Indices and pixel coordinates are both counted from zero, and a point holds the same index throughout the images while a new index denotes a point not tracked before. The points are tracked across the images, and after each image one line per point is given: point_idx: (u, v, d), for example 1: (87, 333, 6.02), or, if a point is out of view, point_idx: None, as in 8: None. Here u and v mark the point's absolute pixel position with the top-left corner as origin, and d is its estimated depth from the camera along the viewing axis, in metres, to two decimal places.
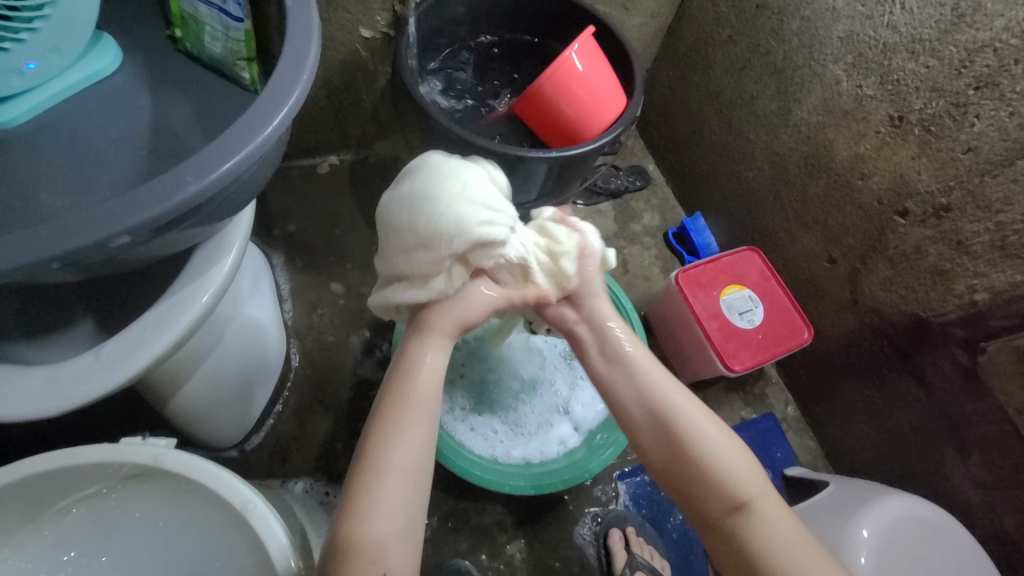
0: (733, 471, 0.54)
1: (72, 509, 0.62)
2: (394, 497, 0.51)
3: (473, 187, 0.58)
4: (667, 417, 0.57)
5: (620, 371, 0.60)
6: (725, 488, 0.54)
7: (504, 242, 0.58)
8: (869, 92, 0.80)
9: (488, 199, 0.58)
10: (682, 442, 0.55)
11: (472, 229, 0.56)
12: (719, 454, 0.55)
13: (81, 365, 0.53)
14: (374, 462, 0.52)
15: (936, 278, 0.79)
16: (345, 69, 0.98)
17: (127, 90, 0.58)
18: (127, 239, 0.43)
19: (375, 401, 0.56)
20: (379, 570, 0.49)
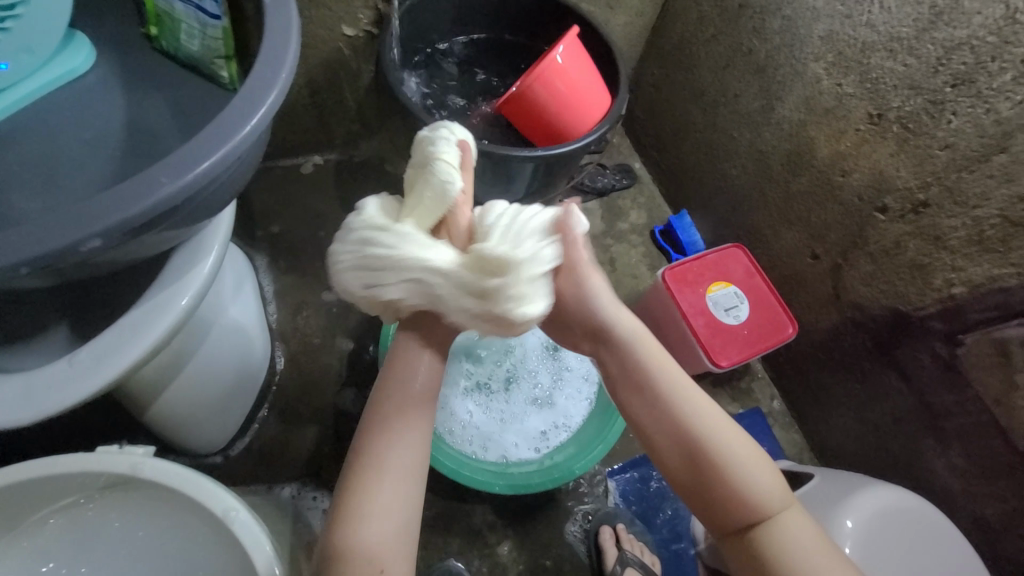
0: (759, 487, 0.54)
1: (49, 520, 0.60)
2: (386, 501, 0.50)
3: (358, 242, 0.53)
4: (693, 438, 0.55)
5: (641, 395, 0.57)
6: (754, 504, 0.54)
7: (399, 295, 0.52)
8: (848, 90, 0.82)
9: (378, 247, 0.52)
10: (714, 465, 0.54)
11: (357, 295, 0.53)
12: (750, 476, 0.54)
13: (55, 371, 0.52)
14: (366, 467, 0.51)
15: (915, 273, 0.81)
16: (328, 68, 0.97)
17: (101, 90, 0.57)
18: (100, 242, 0.41)
19: (368, 403, 0.55)
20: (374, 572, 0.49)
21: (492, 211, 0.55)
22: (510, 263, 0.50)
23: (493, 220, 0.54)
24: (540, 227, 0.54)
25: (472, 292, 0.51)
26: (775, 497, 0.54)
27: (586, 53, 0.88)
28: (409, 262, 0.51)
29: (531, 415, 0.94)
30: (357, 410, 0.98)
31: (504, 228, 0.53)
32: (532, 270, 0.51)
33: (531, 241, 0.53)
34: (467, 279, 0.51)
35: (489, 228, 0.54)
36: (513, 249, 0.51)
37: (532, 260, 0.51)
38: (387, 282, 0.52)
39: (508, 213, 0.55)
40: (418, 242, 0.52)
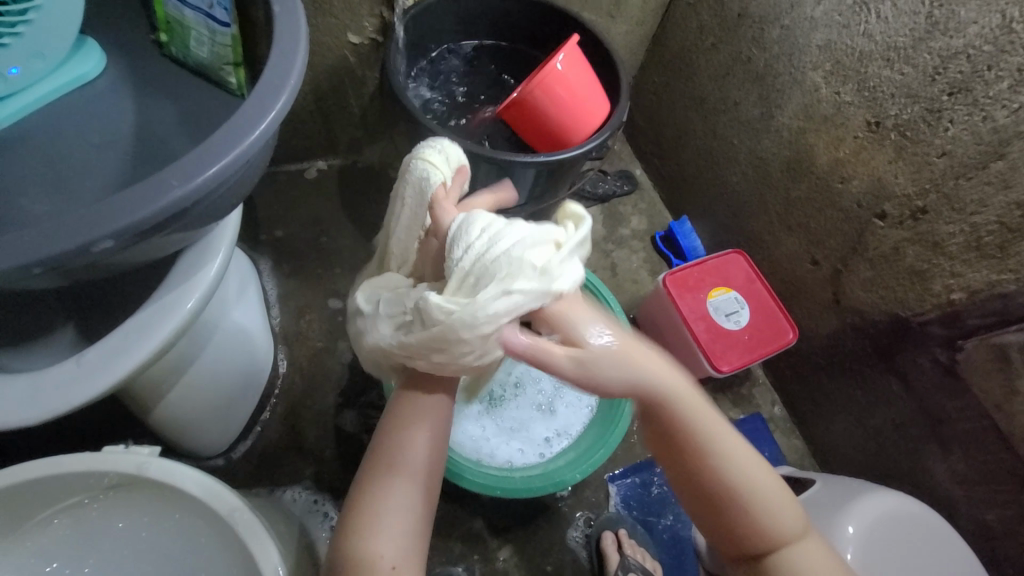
0: (786, 526, 0.50)
1: (53, 521, 0.61)
2: (398, 528, 0.52)
3: (363, 296, 0.60)
4: (729, 481, 0.48)
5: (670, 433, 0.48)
6: (779, 542, 0.50)
7: (379, 336, 0.56)
8: (846, 98, 0.83)
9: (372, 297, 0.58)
10: (746, 508, 0.49)
11: (362, 343, 0.59)
12: (781, 518, 0.50)
13: (62, 371, 0.52)
14: (376, 495, 0.52)
15: (914, 279, 0.81)
16: (333, 74, 0.98)
17: (111, 94, 0.58)
18: (111, 243, 0.42)
19: (375, 433, 0.57)
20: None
21: (459, 237, 0.50)
22: (450, 319, 0.47)
23: (458, 254, 0.50)
24: (501, 262, 0.47)
25: (426, 348, 0.50)
26: (784, 516, 0.50)
27: (585, 60, 0.89)
28: (388, 322, 0.55)
29: (536, 422, 0.94)
30: (358, 414, 0.98)
31: (459, 270, 0.49)
32: (476, 323, 0.46)
33: (486, 284, 0.47)
34: (419, 336, 0.50)
35: (451, 267, 0.50)
36: (456, 301, 0.47)
37: (476, 314, 0.46)
38: (373, 339, 0.56)
39: (472, 242, 0.49)
40: (397, 300, 0.56)
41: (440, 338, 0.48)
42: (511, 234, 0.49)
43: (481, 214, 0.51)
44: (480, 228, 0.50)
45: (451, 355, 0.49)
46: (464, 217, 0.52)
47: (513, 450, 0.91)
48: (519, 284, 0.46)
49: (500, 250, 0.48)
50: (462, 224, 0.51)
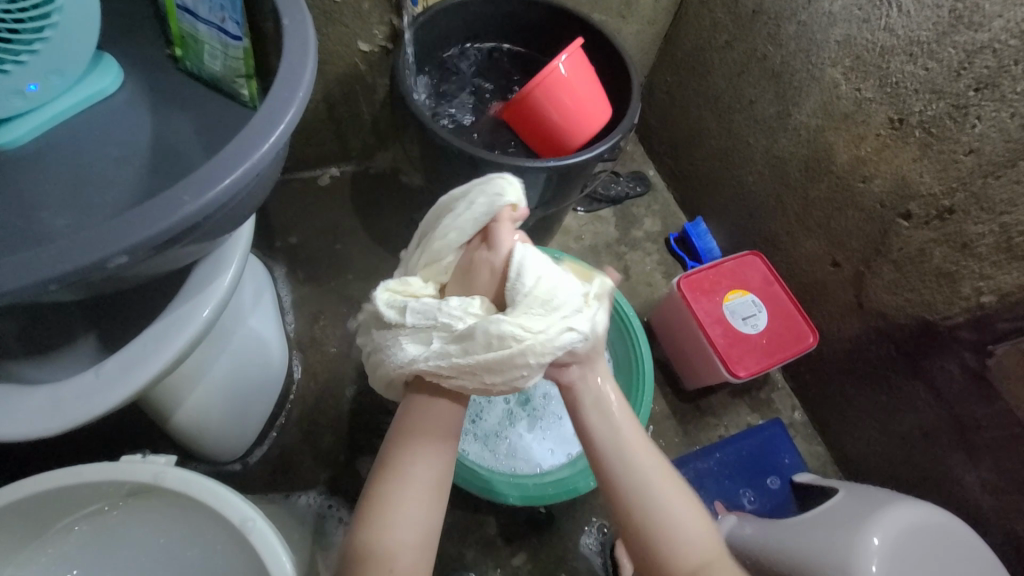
0: (695, 534, 0.55)
1: (74, 527, 0.62)
2: (401, 560, 0.52)
3: (396, 305, 0.57)
4: (646, 478, 0.56)
5: (606, 423, 0.58)
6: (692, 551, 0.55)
7: (423, 354, 0.55)
8: (868, 95, 0.80)
9: (412, 308, 0.56)
10: (660, 507, 0.55)
11: (393, 356, 0.56)
12: (689, 525, 0.55)
13: (82, 381, 0.53)
14: (376, 530, 0.52)
15: (941, 281, 0.78)
16: (344, 83, 0.99)
17: (129, 110, 0.59)
18: (125, 258, 0.43)
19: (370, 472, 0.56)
20: None
21: (525, 266, 0.55)
22: (524, 347, 0.52)
23: (525, 283, 0.54)
24: (566, 298, 0.55)
25: (482, 370, 0.53)
26: (692, 524, 0.56)
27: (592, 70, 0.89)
28: (429, 333, 0.55)
29: (555, 429, 0.93)
30: (371, 419, 0.98)
31: (529, 299, 0.54)
32: (543, 352, 0.53)
33: (555, 317, 0.54)
34: (479, 358, 0.53)
35: (515, 294, 0.54)
36: (531, 329, 0.53)
37: (548, 345, 0.53)
38: (410, 356, 0.55)
39: (541, 274, 0.55)
40: (439, 312, 0.55)
41: (505, 362, 0.53)
42: (571, 275, 0.57)
43: (538, 246, 0.57)
44: (545, 263, 0.56)
45: (508, 377, 0.54)
46: (523, 247, 0.57)
47: (541, 454, 0.91)
48: (583, 321, 0.55)
49: (566, 288, 0.55)
50: (524, 253, 0.56)
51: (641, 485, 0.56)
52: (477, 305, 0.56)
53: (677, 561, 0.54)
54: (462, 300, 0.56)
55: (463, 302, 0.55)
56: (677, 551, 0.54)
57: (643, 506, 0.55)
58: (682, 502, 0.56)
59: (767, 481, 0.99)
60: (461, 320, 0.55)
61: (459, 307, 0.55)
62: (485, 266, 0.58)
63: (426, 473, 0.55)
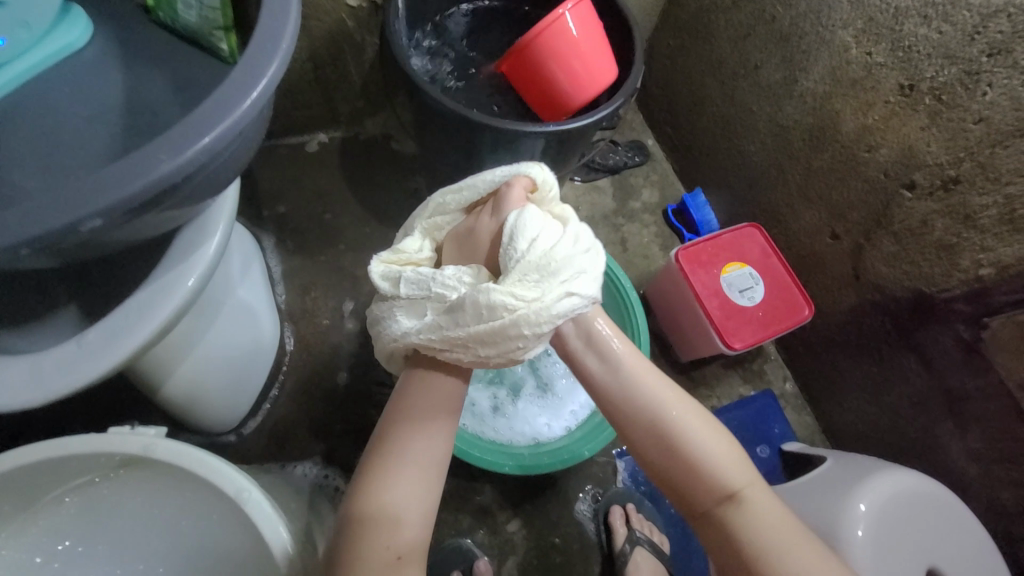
0: (712, 458, 0.55)
1: (65, 499, 0.61)
2: (401, 536, 0.51)
3: (393, 278, 0.58)
4: (653, 412, 0.57)
5: (607, 368, 0.59)
6: (712, 477, 0.54)
7: (415, 326, 0.54)
8: (879, 59, 0.77)
9: (406, 280, 0.56)
10: (670, 436, 0.56)
11: (388, 328, 0.56)
12: (705, 450, 0.55)
13: (63, 353, 0.51)
14: (376, 507, 0.52)
15: (941, 253, 0.77)
16: (332, 42, 0.93)
17: (101, 66, 0.55)
18: (100, 221, 0.40)
19: (364, 452, 0.56)
20: (394, 553, 0.51)
21: (518, 231, 0.53)
22: (516, 316, 0.49)
23: (520, 248, 0.52)
24: (564, 262, 0.52)
25: (475, 342, 0.51)
26: (708, 449, 0.55)
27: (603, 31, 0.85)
28: (422, 305, 0.55)
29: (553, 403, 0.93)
30: (365, 390, 0.98)
31: (523, 266, 0.51)
32: (538, 322, 0.50)
33: (550, 283, 0.51)
34: (470, 330, 0.51)
35: (508, 260, 0.52)
36: (523, 298, 0.50)
37: (543, 313, 0.50)
38: (404, 328, 0.55)
39: (536, 239, 0.52)
40: (432, 282, 0.54)
41: (498, 333, 0.50)
42: (568, 238, 0.54)
43: (535, 210, 0.55)
44: (540, 226, 0.53)
45: (503, 348, 0.51)
46: (519, 212, 0.55)
47: (536, 426, 0.91)
48: (579, 286, 0.51)
49: (562, 251, 0.52)
50: (519, 217, 0.54)
51: (655, 417, 0.57)
52: (469, 273, 0.54)
53: (698, 487, 0.54)
54: (455, 269, 0.54)
55: (455, 271, 0.54)
56: (696, 477, 0.55)
57: (660, 438, 0.56)
58: (701, 428, 0.56)
59: (757, 450, 1.02)
60: (454, 289, 0.53)
61: (452, 276, 0.54)
62: (484, 235, 0.58)
63: (429, 452, 0.55)
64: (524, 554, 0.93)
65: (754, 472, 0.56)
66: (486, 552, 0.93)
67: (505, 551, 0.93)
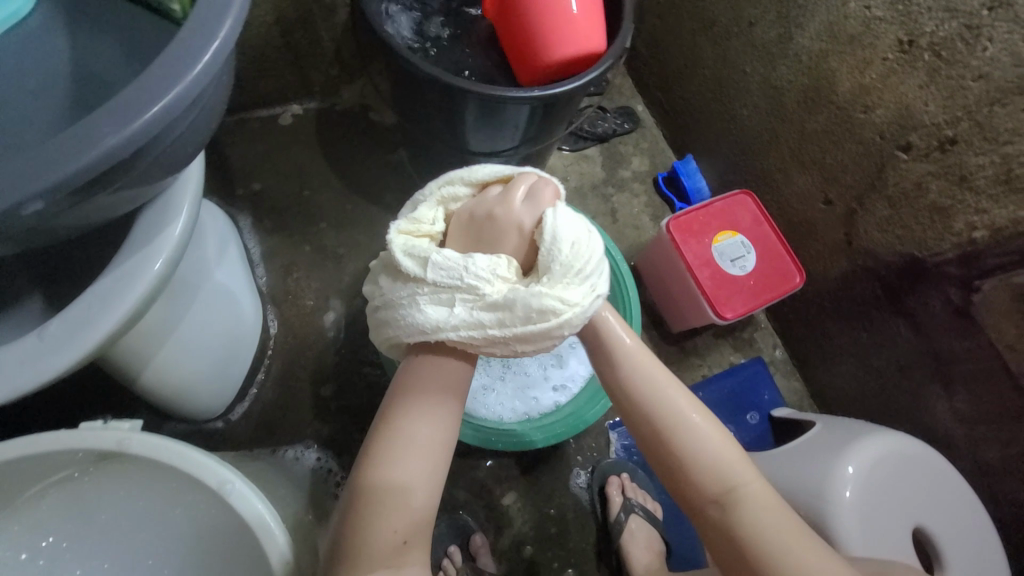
0: (718, 463, 0.54)
1: (46, 494, 0.60)
2: (404, 519, 0.51)
3: (418, 262, 0.53)
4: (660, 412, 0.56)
5: (614, 364, 0.58)
6: (717, 479, 0.54)
7: (450, 319, 0.50)
8: (877, 13, 0.73)
9: (437, 267, 0.51)
10: (677, 439, 0.55)
11: (415, 317, 0.52)
12: (712, 454, 0.55)
13: (24, 347, 0.48)
14: (379, 491, 0.51)
15: (934, 216, 0.76)
16: (298, 4, 0.87)
17: (43, 34, 0.50)
18: (43, 204, 0.36)
19: (366, 435, 0.55)
20: (399, 537, 0.50)
21: (559, 231, 0.52)
22: (563, 319, 0.50)
23: (562, 249, 0.52)
24: (600, 266, 0.53)
25: (517, 341, 0.51)
26: (714, 452, 0.55)
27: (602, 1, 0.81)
28: (452, 295, 0.51)
29: (552, 375, 0.92)
30: (355, 371, 0.96)
31: (566, 267, 0.51)
32: (579, 324, 0.52)
33: (588, 285, 0.52)
34: (517, 330, 0.50)
35: (550, 260, 0.52)
36: (570, 302, 0.50)
37: (585, 316, 0.52)
38: (436, 320, 0.51)
39: (576, 241, 0.52)
40: (466, 272, 0.51)
41: (543, 334, 0.50)
42: (600, 243, 0.54)
43: (569, 209, 0.55)
44: (578, 227, 0.53)
45: (542, 346, 0.52)
46: (554, 210, 0.54)
47: (527, 402, 0.91)
48: (609, 287, 0.54)
49: (599, 254, 0.53)
50: (557, 215, 0.53)
51: (661, 413, 0.56)
52: (506, 267, 0.52)
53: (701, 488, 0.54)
54: (493, 263, 0.51)
55: (492, 264, 0.51)
56: (702, 477, 0.54)
57: (668, 439, 0.55)
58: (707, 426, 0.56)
59: (747, 417, 1.03)
60: (489, 283, 0.51)
61: (488, 269, 0.51)
62: (513, 226, 0.55)
63: (429, 432, 0.53)
64: (519, 525, 0.94)
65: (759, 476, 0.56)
66: (482, 525, 0.94)
67: (502, 523, 0.94)
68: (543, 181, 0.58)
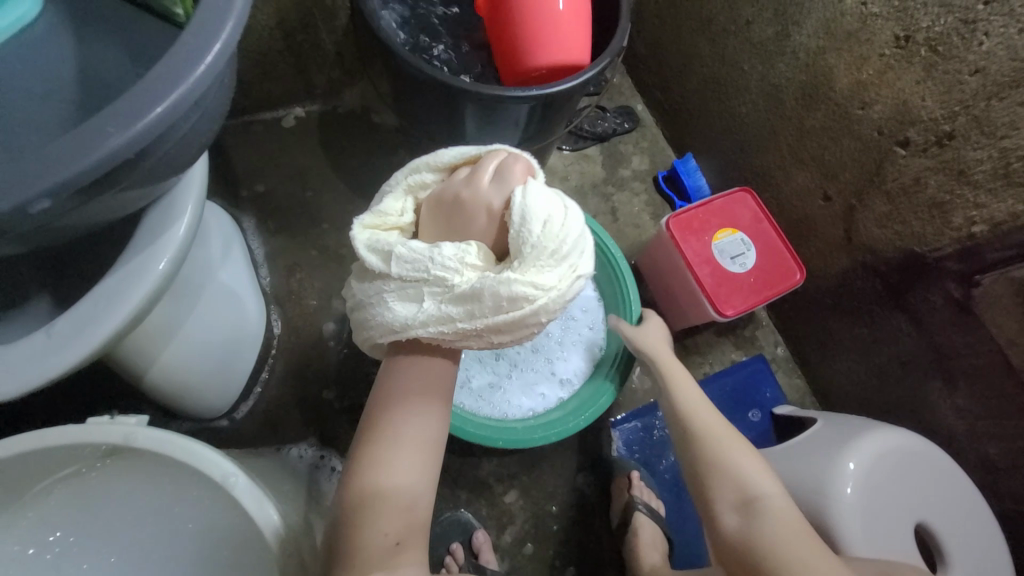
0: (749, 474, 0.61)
1: (53, 491, 0.61)
2: (396, 519, 0.51)
3: (385, 260, 0.53)
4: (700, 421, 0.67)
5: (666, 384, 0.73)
6: (742, 485, 0.61)
7: (421, 316, 0.51)
8: (873, 9, 0.74)
9: (404, 262, 0.52)
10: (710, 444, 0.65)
11: (386, 315, 0.53)
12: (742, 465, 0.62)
13: (33, 344, 0.49)
14: (371, 493, 0.52)
15: (933, 211, 0.76)
16: (300, 8, 0.88)
17: (49, 37, 0.51)
18: (49, 202, 0.37)
19: (354, 439, 0.56)
20: (392, 539, 0.51)
21: (528, 210, 0.51)
22: (536, 305, 0.51)
23: (532, 230, 0.51)
24: (574, 245, 0.53)
25: (490, 331, 0.52)
26: (745, 465, 0.62)
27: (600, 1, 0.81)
28: (419, 289, 0.52)
29: (557, 368, 0.93)
30: (358, 370, 0.97)
31: (537, 250, 0.51)
32: (555, 307, 0.52)
33: (563, 267, 0.52)
34: (487, 321, 0.51)
35: (521, 243, 0.51)
36: (543, 287, 0.51)
37: (559, 299, 0.52)
38: (405, 317, 0.52)
39: (547, 219, 0.52)
40: (431, 264, 0.51)
41: (517, 321, 0.51)
42: (572, 218, 0.54)
43: (538, 184, 0.53)
44: (548, 204, 0.52)
45: (518, 334, 0.53)
46: (523, 188, 0.53)
47: (532, 398, 0.91)
48: (585, 267, 0.54)
49: (572, 232, 0.53)
50: (526, 193, 0.52)
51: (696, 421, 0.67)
52: (473, 255, 0.52)
53: (725, 493, 0.61)
54: (456, 253, 0.51)
55: (458, 252, 0.51)
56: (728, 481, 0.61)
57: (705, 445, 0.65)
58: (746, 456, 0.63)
59: (749, 414, 1.03)
60: (457, 272, 0.51)
61: (454, 257, 0.51)
62: (480, 209, 0.54)
63: (416, 430, 0.54)
64: (521, 523, 0.95)
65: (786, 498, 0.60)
66: (484, 522, 0.94)
67: (504, 521, 0.95)
68: (511, 157, 0.57)
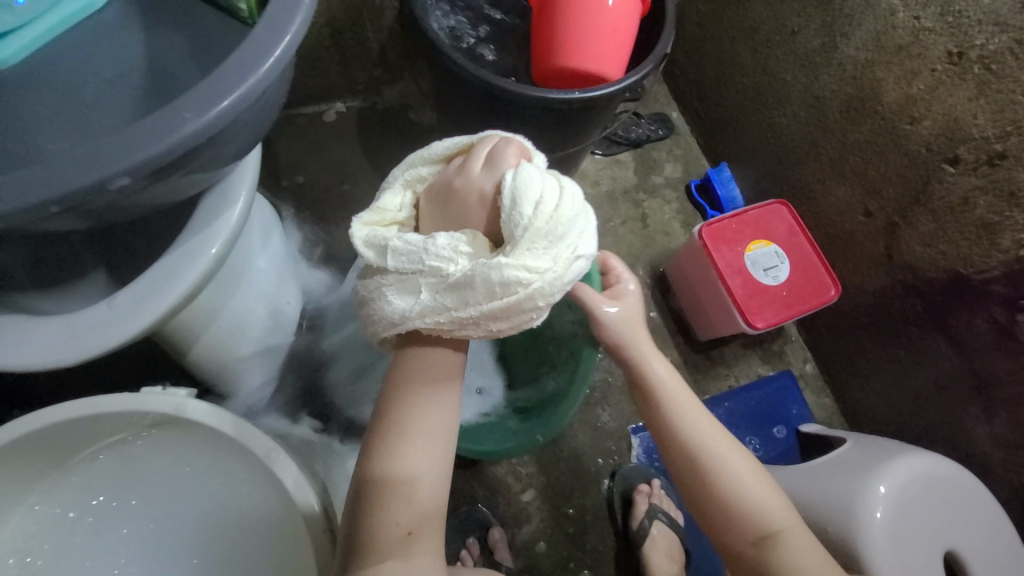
0: (761, 504, 0.59)
1: (99, 455, 0.65)
2: (409, 510, 0.53)
3: (382, 256, 0.55)
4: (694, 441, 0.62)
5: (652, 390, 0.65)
6: (753, 520, 0.59)
7: (415, 307, 0.53)
8: (926, 24, 0.72)
9: (398, 256, 0.53)
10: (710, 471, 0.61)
11: (385, 307, 0.54)
12: (750, 492, 0.60)
13: (94, 315, 0.52)
14: (382, 482, 0.53)
15: (981, 232, 0.74)
16: (350, 7, 0.92)
17: (120, 27, 0.54)
18: (127, 180, 0.40)
19: (370, 427, 0.57)
20: (404, 529, 0.52)
21: (520, 192, 0.52)
22: (532, 289, 0.51)
23: (523, 213, 0.51)
24: (568, 226, 0.52)
25: (486, 318, 0.52)
26: (753, 492, 0.60)
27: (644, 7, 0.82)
28: (416, 280, 0.53)
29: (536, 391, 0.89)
30: None
31: (531, 234, 0.51)
32: (553, 288, 0.52)
33: (559, 248, 0.52)
34: (482, 308, 0.51)
35: (513, 227, 0.52)
36: (537, 271, 0.51)
37: (556, 283, 0.52)
38: (402, 309, 0.53)
39: (539, 201, 0.52)
40: (426, 255, 0.52)
41: (512, 307, 0.51)
42: (564, 197, 0.54)
43: (527, 167, 0.54)
44: (541, 186, 0.53)
45: (516, 321, 0.53)
46: (515, 171, 0.54)
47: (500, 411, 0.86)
48: (585, 248, 0.54)
49: (566, 214, 0.53)
50: (516, 176, 0.53)
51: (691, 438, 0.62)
52: (466, 242, 0.52)
53: (735, 524, 0.59)
54: (445, 241, 0.52)
55: (451, 241, 0.52)
56: (739, 512, 0.59)
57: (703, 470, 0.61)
58: (770, 495, 0.60)
59: (774, 430, 1.01)
60: (451, 261, 0.52)
61: (447, 246, 0.52)
62: (472, 195, 0.56)
63: (433, 421, 0.55)
64: (537, 523, 0.95)
65: (796, 519, 0.60)
66: (501, 519, 0.95)
67: (520, 519, 0.95)
68: (503, 142, 0.58)
